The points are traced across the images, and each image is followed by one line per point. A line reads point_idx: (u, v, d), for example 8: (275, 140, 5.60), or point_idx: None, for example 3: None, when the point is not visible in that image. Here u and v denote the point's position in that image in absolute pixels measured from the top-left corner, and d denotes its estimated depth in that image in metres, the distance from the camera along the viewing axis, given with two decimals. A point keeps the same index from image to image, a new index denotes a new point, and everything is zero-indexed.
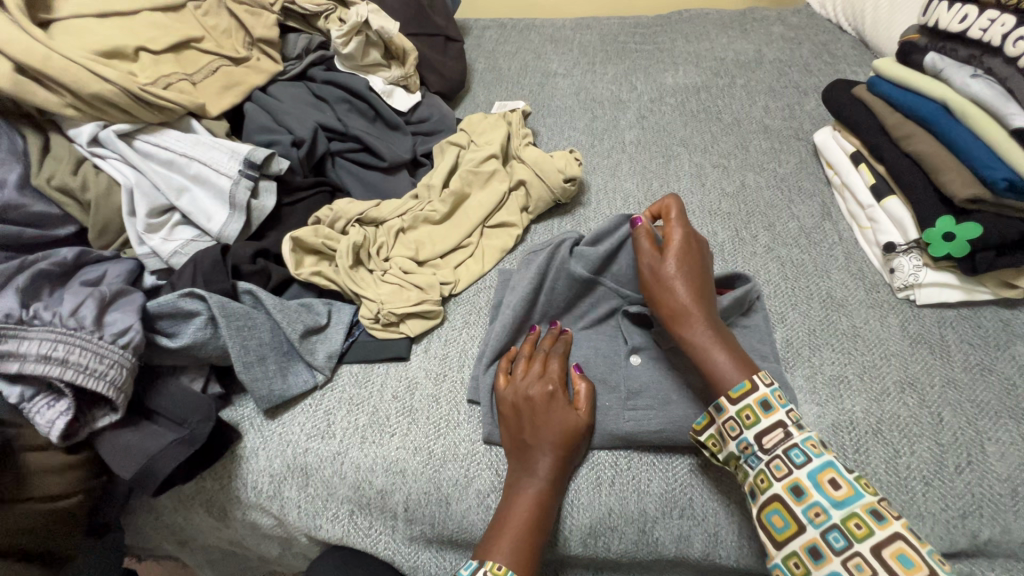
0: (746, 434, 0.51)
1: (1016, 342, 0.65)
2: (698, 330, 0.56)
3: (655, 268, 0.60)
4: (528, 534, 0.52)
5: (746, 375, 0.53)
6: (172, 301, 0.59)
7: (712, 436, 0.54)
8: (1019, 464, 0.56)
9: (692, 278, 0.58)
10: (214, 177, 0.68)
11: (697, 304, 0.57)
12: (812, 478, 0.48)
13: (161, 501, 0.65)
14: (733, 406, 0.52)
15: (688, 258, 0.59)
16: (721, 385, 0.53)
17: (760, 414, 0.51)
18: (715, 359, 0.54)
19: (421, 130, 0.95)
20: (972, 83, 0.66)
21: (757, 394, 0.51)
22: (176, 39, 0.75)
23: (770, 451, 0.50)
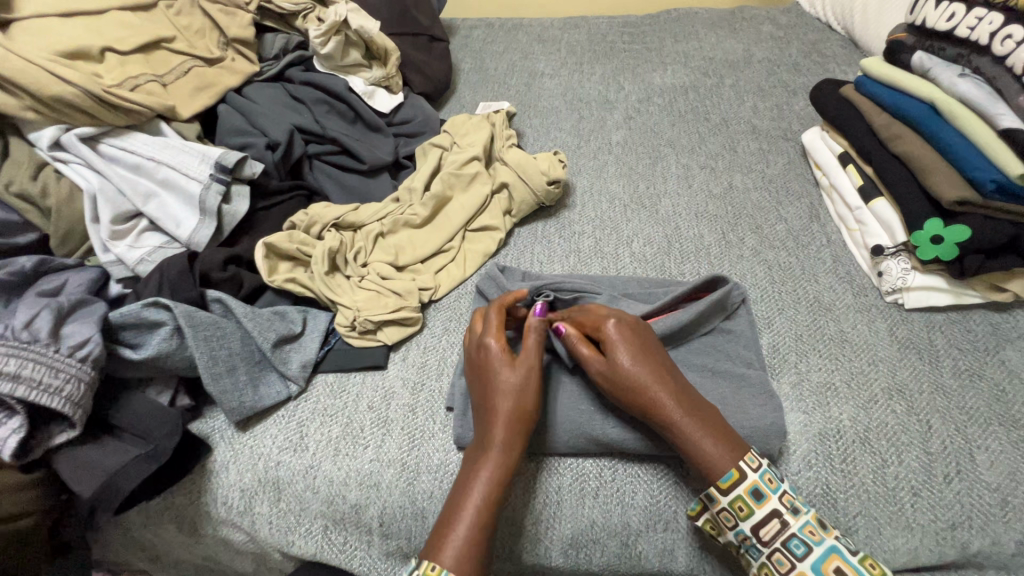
0: (742, 526, 0.49)
1: (1006, 347, 0.64)
2: (678, 420, 0.51)
3: (608, 368, 0.54)
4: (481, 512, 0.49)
5: (735, 458, 0.49)
6: (135, 310, 0.57)
7: (709, 520, 0.52)
8: (1009, 473, 0.55)
9: (646, 361, 0.54)
10: (183, 181, 0.66)
11: (665, 387, 0.52)
12: (817, 570, 0.46)
13: (130, 518, 0.63)
14: (723, 497, 0.49)
15: (637, 343, 0.55)
16: (712, 474, 0.49)
17: (753, 505, 0.48)
18: (705, 451, 0.49)
19: (403, 132, 0.93)
20: (959, 83, 0.65)
21: (747, 482, 0.49)
22: (146, 39, 0.73)
23: (769, 544, 0.48)
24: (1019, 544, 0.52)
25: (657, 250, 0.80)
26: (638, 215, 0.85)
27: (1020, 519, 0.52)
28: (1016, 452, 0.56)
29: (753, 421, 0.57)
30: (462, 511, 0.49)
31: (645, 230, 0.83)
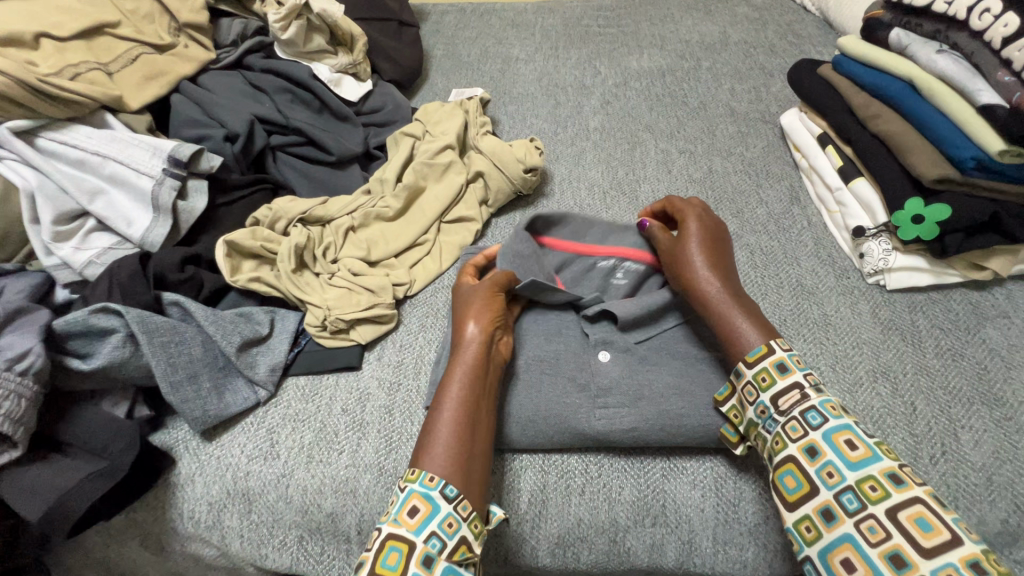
0: (763, 398, 0.50)
1: (987, 325, 0.64)
2: (719, 298, 0.56)
3: (671, 249, 0.61)
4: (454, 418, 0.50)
5: (763, 338, 0.53)
6: (82, 318, 0.52)
7: (734, 407, 0.53)
8: (993, 452, 0.54)
9: (707, 250, 0.59)
10: (134, 177, 0.62)
11: (714, 273, 0.57)
12: (827, 438, 0.46)
13: (89, 537, 0.59)
14: (748, 370, 0.51)
15: (704, 234, 0.61)
16: (738, 349, 0.53)
17: (776, 377, 0.50)
18: (734, 322, 0.54)
19: (373, 121, 0.89)
20: (938, 58, 0.64)
21: (774, 357, 0.51)
22: (87, 24, 0.68)
23: (786, 412, 0.49)
24: (1003, 522, 0.52)
25: None
26: (617, 202, 0.83)
27: (1004, 497, 0.52)
28: (999, 430, 0.56)
29: None
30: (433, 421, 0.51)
31: (625, 217, 0.81)
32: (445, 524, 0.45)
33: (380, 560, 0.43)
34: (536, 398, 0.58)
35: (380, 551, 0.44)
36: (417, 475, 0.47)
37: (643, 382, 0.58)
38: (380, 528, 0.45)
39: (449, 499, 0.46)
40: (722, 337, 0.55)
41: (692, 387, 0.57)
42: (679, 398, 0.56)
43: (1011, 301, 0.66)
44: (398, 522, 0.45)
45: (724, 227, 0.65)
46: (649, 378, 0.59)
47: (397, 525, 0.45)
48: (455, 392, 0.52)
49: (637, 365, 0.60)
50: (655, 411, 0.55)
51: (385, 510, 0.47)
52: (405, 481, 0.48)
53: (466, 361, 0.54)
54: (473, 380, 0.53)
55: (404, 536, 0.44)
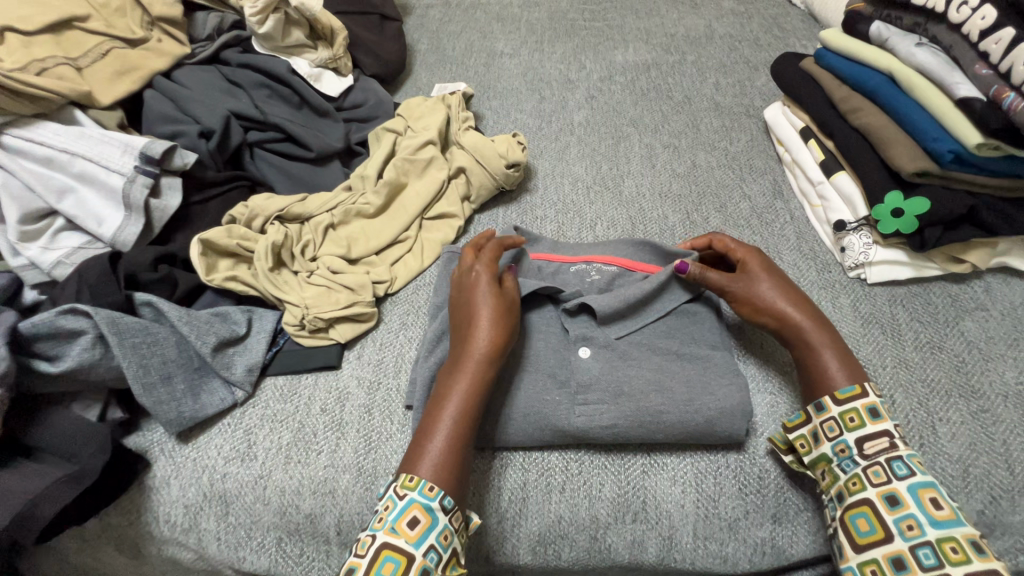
0: (846, 436, 0.50)
1: (965, 318, 0.64)
2: (812, 336, 0.55)
3: (748, 289, 0.59)
4: (456, 430, 0.50)
5: (855, 378, 0.53)
6: (49, 319, 0.51)
7: (802, 437, 0.52)
8: (970, 444, 0.55)
9: (787, 290, 0.59)
10: (103, 174, 0.61)
11: (803, 311, 0.57)
12: (912, 491, 0.46)
13: (63, 542, 0.58)
14: (836, 407, 0.51)
15: (777, 274, 0.60)
16: (829, 388, 0.53)
17: (865, 419, 0.50)
18: (827, 365, 0.54)
19: (354, 116, 0.88)
20: (917, 52, 0.64)
21: (866, 399, 0.51)
22: (54, 17, 0.66)
23: (870, 457, 0.49)
24: (979, 514, 0.52)
25: (621, 232, 0.78)
26: (601, 197, 0.83)
27: (980, 488, 0.53)
28: (976, 422, 0.56)
29: (720, 403, 0.55)
30: (438, 429, 0.50)
31: (608, 213, 0.80)
32: (443, 537, 0.46)
33: (374, 569, 0.43)
34: (516, 396, 0.57)
35: (376, 560, 0.44)
36: (417, 485, 0.47)
37: (624, 378, 0.57)
38: (376, 536, 0.45)
39: (446, 511, 0.46)
40: (812, 378, 0.54)
41: (672, 382, 0.57)
42: (659, 394, 0.56)
43: (990, 294, 0.66)
44: (397, 532, 0.45)
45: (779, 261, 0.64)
46: (630, 374, 0.58)
47: (395, 535, 0.45)
48: (455, 404, 0.51)
49: (617, 361, 0.59)
50: (636, 407, 0.55)
51: (381, 515, 0.46)
52: (403, 487, 0.47)
53: (478, 371, 0.52)
54: (481, 392, 0.52)
55: (402, 548, 0.44)
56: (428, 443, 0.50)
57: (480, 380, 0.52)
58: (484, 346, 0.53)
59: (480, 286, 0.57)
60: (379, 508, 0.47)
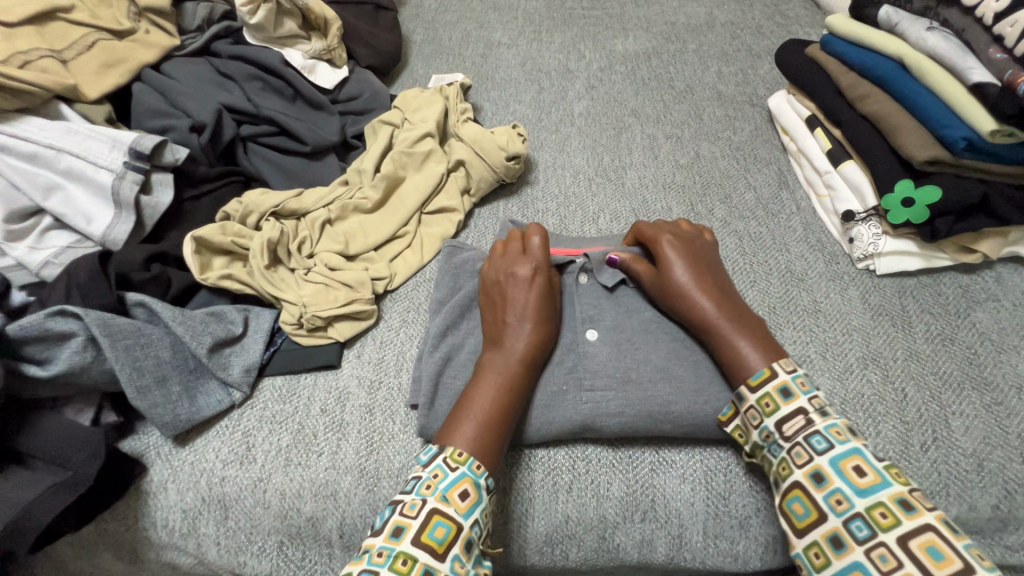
0: (767, 423, 0.48)
1: (976, 309, 0.63)
2: (720, 322, 0.52)
3: (660, 281, 0.57)
4: (499, 412, 0.50)
5: (767, 359, 0.50)
6: (38, 321, 0.49)
7: (738, 428, 0.51)
8: (983, 437, 0.54)
9: (696, 271, 0.56)
10: (91, 171, 0.58)
11: (712, 295, 0.54)
12: (834, 464, 0.43)
13: (59, 549, 0.57)
14: (752, 395, 0.49)
15: (690, 255, 0.57)
16: (742, 373, 0.50)
17: (780, 402, 0.47)
18: (737, 350, 0.51)
19: (350, 109, 0.86)
20: (928, 36, 0.62)
21: (777, 381, 0.48)
22: (37, 9, 0.64)
23: (790, 438, 0.46)
24: (994, 508, 0.51)
25: (624, 225, 0.76)
26: (603, 188, 0.81)
27: (995, 483, 0.52)
28: (989, 415, 0.55)
29: (729, 400, 0.54)
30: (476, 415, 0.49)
31: (611, 205, 0.79)
32: (487, 512, 0.46)
33: (426, 531, 0.43)
34: None
35: (428, 522, 0.43)
36: (467, 459, 0.46)
37: (630, 366, 0.56)
38: (426, 501, 0.44)
39: (490, 490, 0.47)
40: (727, 366, 0.52)
41: (680, 370, 0.56)
42: (667, 389, 0.54)
43: (1001, 284, 0.65)
44: (449, 500, 0.44)
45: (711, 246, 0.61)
46: (638, 368, 0.56)
47: (446, 503, 0.44)
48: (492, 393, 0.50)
49: (624, 344, 0.58)
50: (642, 401, 0.54)
51: (429, 481, 0.46)
52: (454, 460, 0.46)
53: (520, 360, 0.52)
54: (523, 381, 0.52)
55: (452, 516, 0.44)
56: (469, 421, 0.49)
57: (523, 371, 0.52)
58: (525, 339, 0.53)
59: (522, 280, 0.56)
60: (425, 475, 0.46)
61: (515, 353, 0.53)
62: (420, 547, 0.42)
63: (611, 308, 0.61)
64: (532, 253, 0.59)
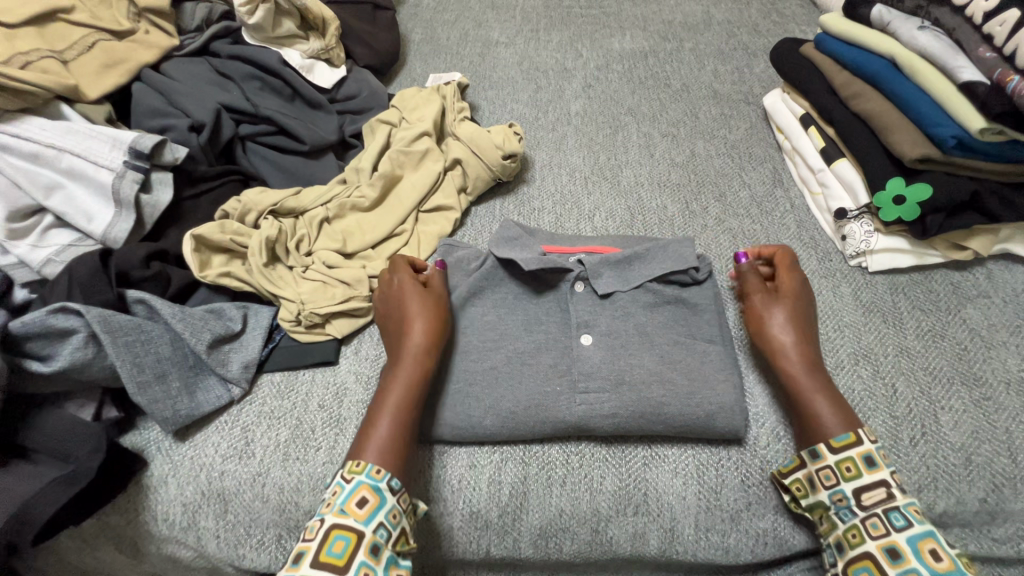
0: (843, 486, 0.49)
1: (967, 305, 0.64)
2: (801, 374, 0.55)
3: (754, 317, 0.59)
4: (404, 416, 0.52)
5: (849, 426, 0.51)
6: (40, 318, 0.50)
7: (797, 482, 0.51)
8: (972, 432, 0.55)
9: (798, 324, 0.57)
10: (91, 170, 0.59)
11: (806, 351, 0.56)
12: (911, 543, 0.45)
13: (61, 543, 0.58)
14: (831, 454, 0.50)
15: (800, 308, 0.58)
16: (819, 430, 0.52)
17: (862, 469, 0.49)
18: (818, 407, 0.53)
19: (347, 108, 0.86)
20: (920, 35, 0.63)
21: (861, 448, 0.50)
22: (38, 10, 0.64)
23: (867, 508, 0.48)
24: (982, 501, 0.52)
25: (620, 223, 0.77)
26: (599, 187, 0.82)
27: (983, 476, 0.53)
28: (978, 410, 0.56)
29: (720, 397, 0.55)
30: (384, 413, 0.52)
31: (607, 203, 0.79)
32: (392, 515, 0.47)
33: (325, 549, 0.44)
34: (517, 388, 0.57)
35: (325, 540, 0.44)
36: (364, 468, 0.48)
37: (624, 362, 0.57)
38: (325, 519, 0.46)
39: (396, 491, 0.48)
40: (801, 415, 0.54)
41: (673, 375, 0.56)
42: (660, 383, 0.56)
43: (991, 281, 0.66)
44: (346, 512, 0.46)
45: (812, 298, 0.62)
46: (631, 364, 0.57)
47: (344, 515, 0.46)
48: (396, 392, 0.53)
49: (619, 349, 0.58)
50: (635, 397, 0.55)
51: (329, 500, 0.47)
52: (351, 472, 0.48)
53: (421, 361, 0.55)
54: (423, 380, 0.54)
55: (352, 526, 0.45)
56: (377, 428, 0.51)
57: (423, 373, 0.54)
58: (422, 341, 0.55)
59: (409, 289, 0.59)
60: (327, 496, 0.48)
61: (414, 356, 0.55)
62: (319, 566, 0.43)
63: (605, 305, 0.62)
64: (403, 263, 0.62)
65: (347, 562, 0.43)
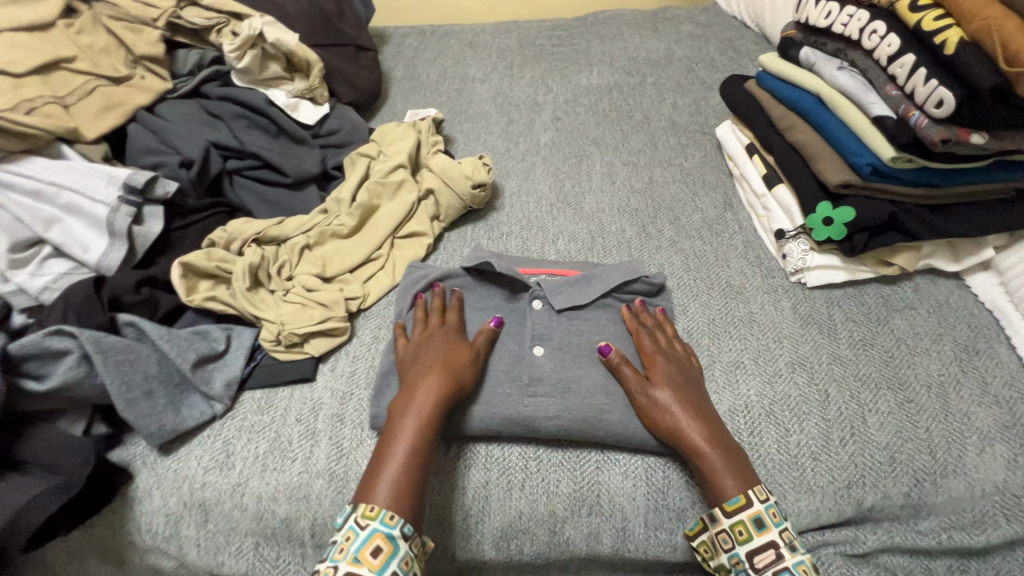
0: (738, 549, 0.52)
1: (895, 316, 0.70)
2: (701, 447, 0.55)
3: (645, 394, 0.59)
4: (417, 449, 0.53)
5: (743, 486, 0.53)
6: (37, 340, 0.55)
7: (704, 543, 0.55)
8: (896, 432, 0.60)
9: (687, 401, 0.58)
10: (89, 206, 0.65)
11: (697, 424, 0.56)
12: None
13: (50, 554, 0.61)
14: (726, 518, 0.53)
15: (677, 387, 0.59)
16: (720, 498, 0.53)
17: (752, 531, 0.52)
18: (717, 477, 0.54)
19: (330, 143, 0.93)
20: (839, 75, 0.70)
21: (751, 509, 0.52)
22: (42, 60, 0.71)
23: (761, 571, 0.51)
24: (906, 496, 0.57)
25: (581, 246, 0.83)
26: (563, 213, 0.88)
27: (906, 473, 0.57)
28: (902, 411, 0.61)
29: None
30: (397, 451, 0.53)
31: (570, 228, 0.85)
32: (404, 563, 0.49)
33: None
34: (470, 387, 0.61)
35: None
36: (377, 514, 0.50)
37: (571, 377, 0.62)
38: (339, 567, 0.48)
39: (407, 537, 0.50)
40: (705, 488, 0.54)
41: (616, 385, 0.61)
42: (603, 395, 0.60)
43: (918, 293, 0.72)
44: (359, 561, 0.48)
45: (690, 367, 0.63)
46: (578, 373, 0.62)
47: (358, 564, 0.48)
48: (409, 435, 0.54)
49: (568, 360, 0.63)
50: (579, 408, 0.59)
51: (341, 546, 0.49)
52: (364, 518, 0.50)
53: (431, 415, 0.55)
54: (437, 424, 0.56)
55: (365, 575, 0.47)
56: (391, 460, 0.53)
57: (428, 433, 0.55)
58: (433, 400, 0.56)
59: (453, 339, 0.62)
60: (339, 539, 0.49)
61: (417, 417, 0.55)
62: None
63: (563, 320, 0.67)
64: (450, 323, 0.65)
65: None
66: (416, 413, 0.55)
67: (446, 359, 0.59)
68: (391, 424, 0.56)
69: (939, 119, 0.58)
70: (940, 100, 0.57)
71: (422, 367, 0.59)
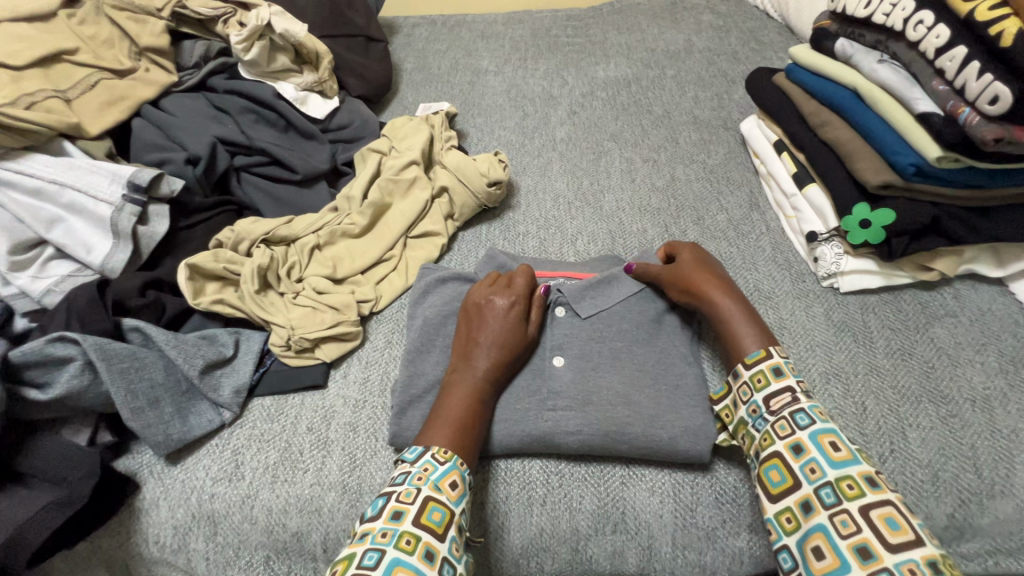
0: (757, 398, 0.53)
1: (935, 324, 0.66)
2: (722, 308, 0.60)
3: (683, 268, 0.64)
4: (476, 405, 0.56)
5: (764, 342, 0.57)
6: (38, 347, 0.53)
7: (727, 408, 0.57)
8: (939, 449, 0.56)
9: (716, 278, 0.63)
10: (92, 205, 0.63)
11: (723, 291, 0.61)
12: (813, 438, 0.49)
13: (56, 565, 0.59)
14: (746, 371, 0.55)
15: (714, 267, 0.64)
16: (740, 352, 0.57)
17: (771, 378, 0.53)
18: (738, 332, 0.58)
19: (340, 138, 0.90)
20: (879, 68, 0.66)
21: (770, 361, 0.55)
22: (43, 52, 0.68)
23: (776, 413, 0.51)
24: (949, 517, 0.53)
25: (601, 247, 0.80)
26: (582, 212, 0.85)
27: (950, 492, 0.54)
28: (945, 427, 0.58)
29: (684, 420, 0.57)
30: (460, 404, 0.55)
31: (589, 227, 0.82)
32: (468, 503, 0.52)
33: (424, 514, 0.47)
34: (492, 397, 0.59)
35: (423, 508, 0.47)
36: (451, 456, 0.52)
37: (592, 389, 0.59)
38: (420, 491, 0.48)
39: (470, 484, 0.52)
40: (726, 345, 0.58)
41: (639, 395, 0.58)
42: (625, 407, 0.57)
43: (958, 300, 0.68)
44: (440, 489, 0.49)
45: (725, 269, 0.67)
46: (601, 383, 0.59)
47: (438, 491, 0.49)
48: (469, 391, 0.56)
49: (590, 369, 0.60)
50: (601, 420, 0.57)
51: (420, 474, 0.50)
52: (441, 454, 0.51)
53: (492, 379, 0.57)
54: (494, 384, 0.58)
55: (446, 502, 0.49)
56: (454, 413, 0.55)
57: (487, 394, 0.57)
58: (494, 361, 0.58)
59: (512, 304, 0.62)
60: (415, 470, 0.50)
61: (476, 377, 0.57)
62: (420, 526, 0.47)
63: (586, 326, 0.64)
64: (516, 286, 0.63)
65: (444, 532, 0.47)
66: (476, 376, 0.57)
67: (503, 323, 0.60)
68: (451, 384, 0.57)
69: (992, 116, 0.54)
70: (995, 95, 0.53)
71: (479, 333, 0.60)
